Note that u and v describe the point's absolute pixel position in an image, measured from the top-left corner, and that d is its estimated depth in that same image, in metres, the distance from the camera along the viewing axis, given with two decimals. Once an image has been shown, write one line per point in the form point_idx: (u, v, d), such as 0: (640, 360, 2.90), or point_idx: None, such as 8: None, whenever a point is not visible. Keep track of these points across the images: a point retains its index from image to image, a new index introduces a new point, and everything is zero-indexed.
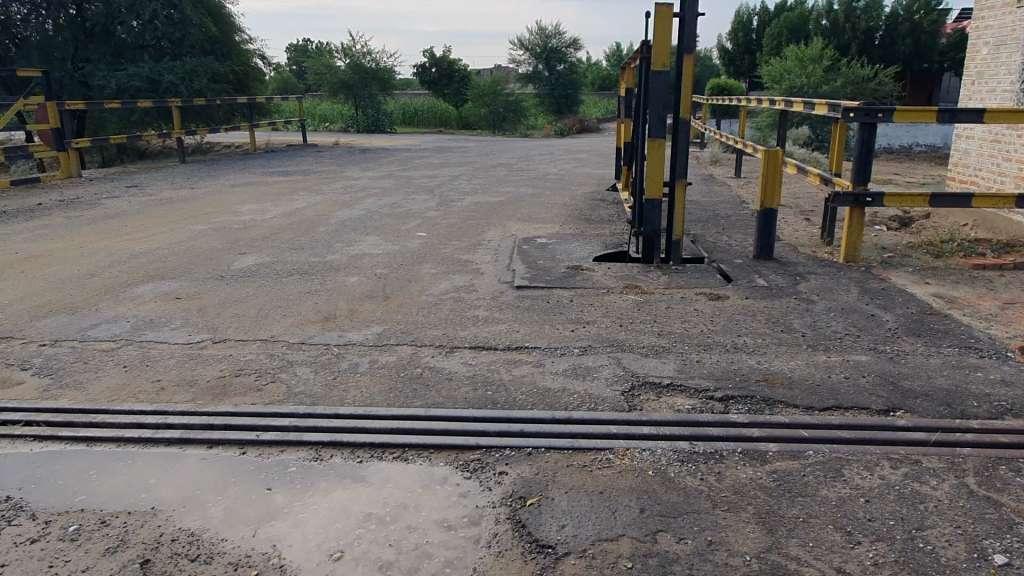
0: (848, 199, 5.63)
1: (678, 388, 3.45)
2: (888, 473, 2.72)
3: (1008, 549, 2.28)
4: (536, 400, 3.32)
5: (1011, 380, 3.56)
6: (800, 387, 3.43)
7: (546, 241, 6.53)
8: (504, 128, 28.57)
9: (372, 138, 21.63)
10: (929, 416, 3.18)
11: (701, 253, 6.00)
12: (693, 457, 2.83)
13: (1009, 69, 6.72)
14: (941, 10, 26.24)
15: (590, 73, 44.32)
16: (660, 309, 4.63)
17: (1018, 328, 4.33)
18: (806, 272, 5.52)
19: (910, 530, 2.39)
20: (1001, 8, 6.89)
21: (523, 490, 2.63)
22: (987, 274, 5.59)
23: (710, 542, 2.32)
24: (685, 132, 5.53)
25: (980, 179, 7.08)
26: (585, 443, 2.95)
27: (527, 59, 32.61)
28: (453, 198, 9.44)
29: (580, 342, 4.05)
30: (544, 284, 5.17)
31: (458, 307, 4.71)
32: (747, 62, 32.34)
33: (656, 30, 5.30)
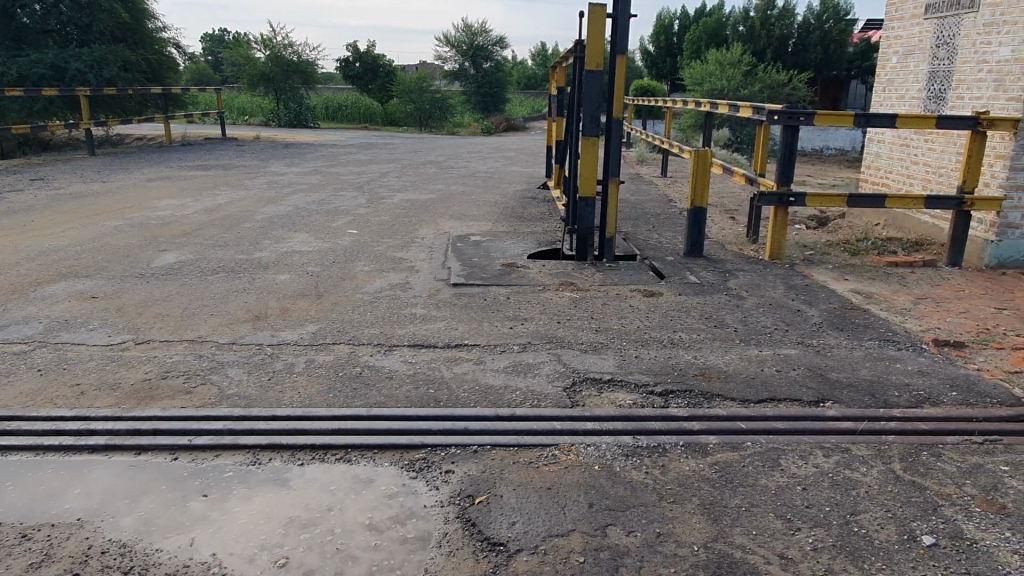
0: (772, 199, 5.84)
1: (619, 383, 3.49)
2: (822, 461, 2.83)
3: (934, 531, 2.41)
4: (479, 397, 3.30)
5: (926, 371, 3.76)
6: (735, 381, 3.53)
7: (480, 238, 6.51)
8: (430, 126, 28.38)
9: (294, 134, 21.02)
10: (855, 406, 3.32)
11: (633, 251, 6.08)
12: (637, 452, 2.87)
13: (917, 77, 7.09)
14: (849, 21, 27.54)
15: (516, 71, 44.33)
16: (596, 306, 4.67)
17: (930, 322, 4.58)
18: (734, 269, 5.69)
19: (844, 515, 2.48)
20: (910, 19, 7.26)
21: (471, 489, 2.60)
22: (900, 271, 5.89)
23: (659, 534, 2.35)
24: (619, 132, 5.58)
25: (891, 180, 7.46)
26: (530, 439, 2.95)
27: (453, 57, 32.18)
28: (382, 194, 9.30)
29: (519, 340, 4.04)
30: (480, 281, 5.14)
31: (394, 305, 4.63)
32: (669, 65, 33.17)
33: (590, 30, 5.35)
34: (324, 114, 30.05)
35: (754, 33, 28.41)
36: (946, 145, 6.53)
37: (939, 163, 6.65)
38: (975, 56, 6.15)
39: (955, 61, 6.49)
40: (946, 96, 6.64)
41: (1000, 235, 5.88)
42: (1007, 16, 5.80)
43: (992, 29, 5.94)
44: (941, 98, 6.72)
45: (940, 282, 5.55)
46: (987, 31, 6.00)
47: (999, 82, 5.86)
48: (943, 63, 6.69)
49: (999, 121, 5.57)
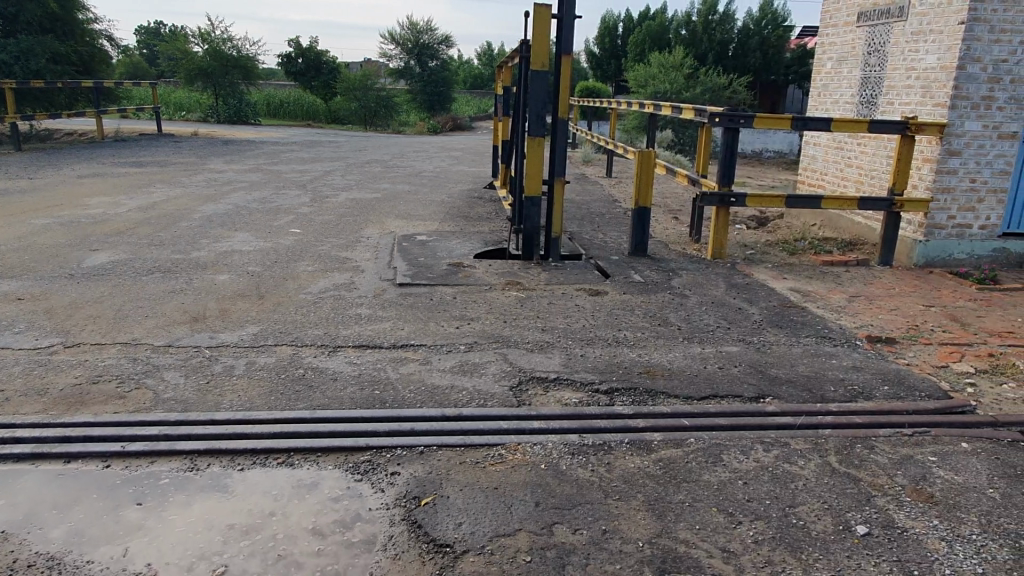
0: (714, 199, 5.96)
1: (564, 382, 3.51)
2: (762, 455, 2.90)
3: (867, 520, 2.49)
4: (425, 397, 3.27)
5: (860, 367, 3.89)
6: (678, 378, 3.59)
7: (427, 238, 6.46)
8: (375, 124, 28.10)
9: (234, 130, 20.52)
10: (794, 401, 3.42)
11: (578, 250, 6.13)
12: (583, 450, 2.89)
13: (850, 82, 7.33)
14: (786, 27, 28.30)
15: (462, 69, 44.16)
16: (542, 305, 4.69)
17: (864, 319, 4.75)
18: (677, 268, 5.79)
19: (784, 508, 2.55)
20: (843, 26, 7.50)
21: (416, 490, 2.58)
22: (835, 269, 6.09)
23: (605, 531, 2.37)
24: (564, 132, 5.61)
25: (827, 182, 7.70)
26: (477, 439, 2.93)
27: (398, 55, 31.91)
28: (326, 193, 9.16)
29: (465, 339, 4.03)
30: (426, 281, 5.10)
31: (339, 305, 4.56)
32: (614, 67, 33.57)
33: (536, 30, 5.36)
34: (266, 110, 29.44)
35: (696, 37, 28.93)
36: (878, 149, 6.77)
37: (871, 166, 6.88)
38: (904, 63, 6.39)
39: (885, 68, 6.73)
40: (877, 101, 6.88)
41: (927, 235, 6.13)
42: (933, 25, 6.05)
43: (919, 37, 6.19)
44: (872, 103, 6.96)
45: (872, 281, 5.75)
46: (915, 39, 6.23)
47: (926, 89, 6.10)
48: (875, 69, 6.93)
49: (927, 126, 5.82)
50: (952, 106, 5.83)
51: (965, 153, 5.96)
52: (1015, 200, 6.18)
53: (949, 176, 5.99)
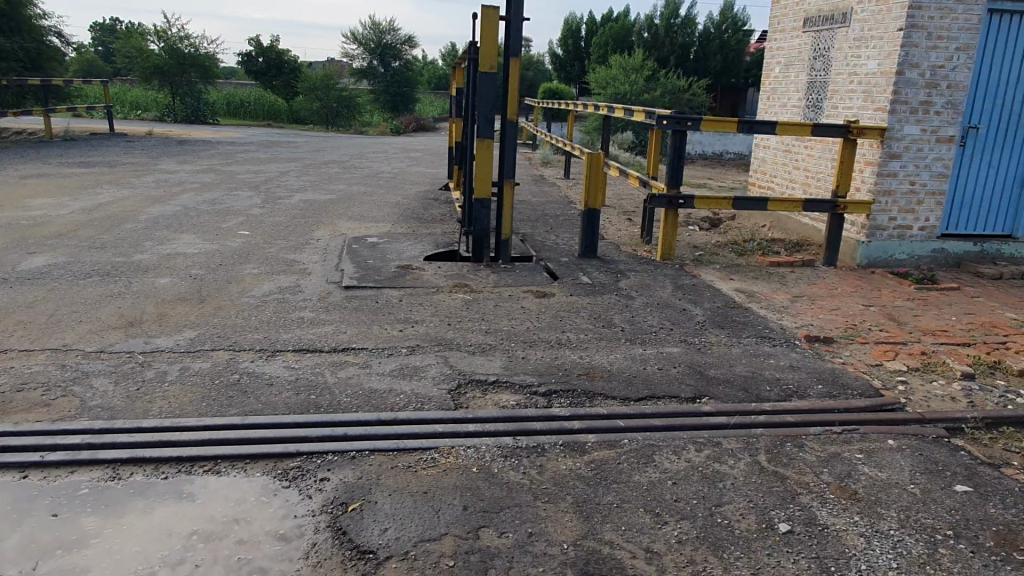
0: (663, 201, 6.01)
1: (503, 384, 3.51)
2: (693, 455, 2.94)
3: (790, 518, 2.53)
4: (362, 402, 3.25)
5: (796, 366, 3.97)
6: (617, 380, 3.61)
7: (377, 240, 6.42)
8: (337, 124, 27.84)
9: (191, 130, 20.13)
10: (729, 401, 3.47)
11: (529, 252, 6.14)
12: (516, 452, 2.90)
13: (797, 87, 7.46)
14: (745, 31, 28.66)
15: (426, 70, 43.87)
16: (488, 307, 4.69)
17: (804, 319, 4.83)
18: (626, 270, 5.83)
19: (710, 507, 2.58)
20: (790, 32, 7.64)
21: (345, 496, 2.56)
22: (781, 270, 6.20)
23: (530, 534, 2.38)
24: (513, 134, 5.60)
25: (776, 184, 7.82)
26: (410, 443, 2.92)
27: (360, 55, 31.68)
28: (279, 194, 9.03)
29: (407, 342, 4.01)
30: (373, 284, 5.07)
31: (282, 309, 4.51)
32: (577, 69, 33.75)
33: (483, 32, 5.35)
34: (225, 110, 28.97)
35: (658, 40, 29.10)
36: (823, 152, 6.91)
37: (817, 169, 7.02)
38: (847, 68, 6.53)
39: (830, 73, 6.87)
40: (822, 105, 7.02)
41: (869, 236, 6.28)
42: (874, 32, 6.19)
43: (861, 44, 6.33)
44: (818, 107, 7.09)
45: (816, 281, 5.86)
46: (858, 45, 6.38)
47: (868, 93, 6.24)
48: (820, 74, 7.07)
49: (868, 130, 5.97)
50: (891, 110, 5.99)
51: (904, 156, 6.11)
52: (952, 202, 6.36)
53: (890, 179, 6.14)
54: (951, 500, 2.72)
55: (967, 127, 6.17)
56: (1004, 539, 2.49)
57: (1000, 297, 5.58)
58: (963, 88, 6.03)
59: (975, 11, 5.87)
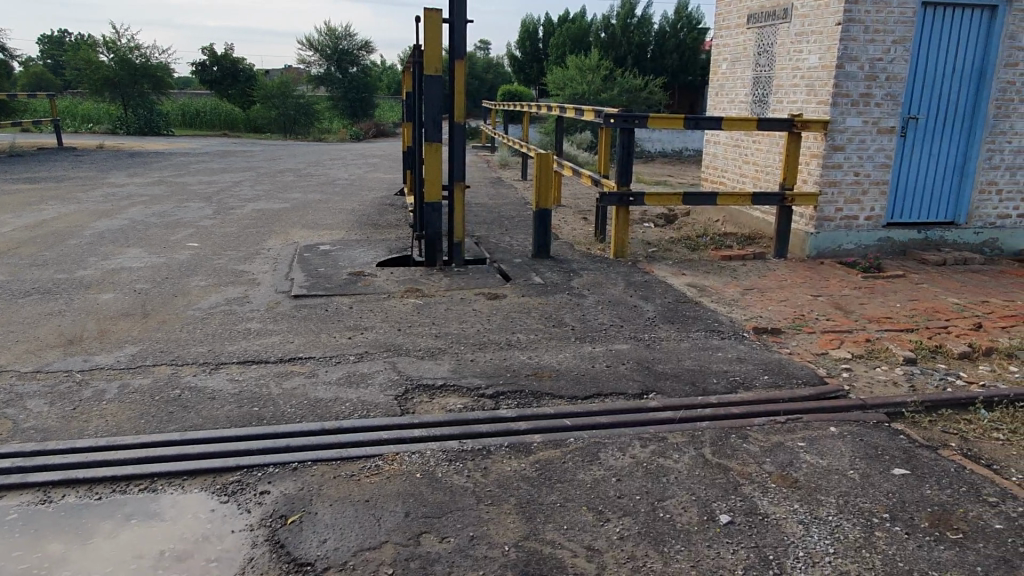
0: (614, 199, 6.04)
1: (451, 388, 3.50)
2: (638, 451, 2.95)
3: (732, 509, 2.56)
4: (306, 411, 3.21)
5: (744, 358, 4.02)
6: (565, 379, 3.62)
7: (329, 247, 6.36)
8: (296, 132, 27.54)
9: (143, 142, 19.70)
10: (675, 396, 3.49)
11: (483, 254, 6.13)
12: (460, 456, 2.88)
13: (744, 82, 7.57)
14: (701, 30, 29.05)
15: (385, 74, 43.66)
16: (439, 311, 4.67)
17: (753, 311, 4.90)
18: (579, 268, 5.86)
19: (652, 502, 2.59)
20: (735, 28, 7.75)
21: (284, 508, 2.52)
22: (732, 264, 6.27)
23: (472, 537, 2.37)
24: (461, 136, 5.59)
25: (727, 179, 7.92)
26: (354, 451, 2.89)
27: (317, 61, 31.36)
28: (232, 204, 8.90)
29: (356, 349, 3.97)
30: (323, 292, 5.01)
31: (228, 320, 4.44)
32: (536, 70, 33.84)
33: (426, 35, 5.32)
34: (180, 120, 28.50)
35: (615, 39, 29.32)
36: (770, 146, 7.02)
37: (765, 163, 7.13)
38: (790, 63, 6.64)
39: (773, 68, 6.98)
40: (768, 100, 7.13)
41: (818, 227, 6.39)
42: (814, 26, 6.30)
43: (802, 39, 6.45)
44: (764, 102, 7.20)
45: (767, 274, 5.94)
46: (799, 40, 6.50)
47: (810, 87, 6.36)
48: (764, 70, 7.18)
49: (811, 123, 6.09)
50: (833, 103, 6.10)
51: (848, 148, 6.23)
52: (895, 191, 6.50)
53: (835, 170, 6.26)
54: (889, 484, 2.77)
55: (907, 117, 6.31)
56: (938, 519, 2.54)
57: (942, 283, 5.72)
58: (901, 80, 6.16)
59: (909, 5, 6.01)
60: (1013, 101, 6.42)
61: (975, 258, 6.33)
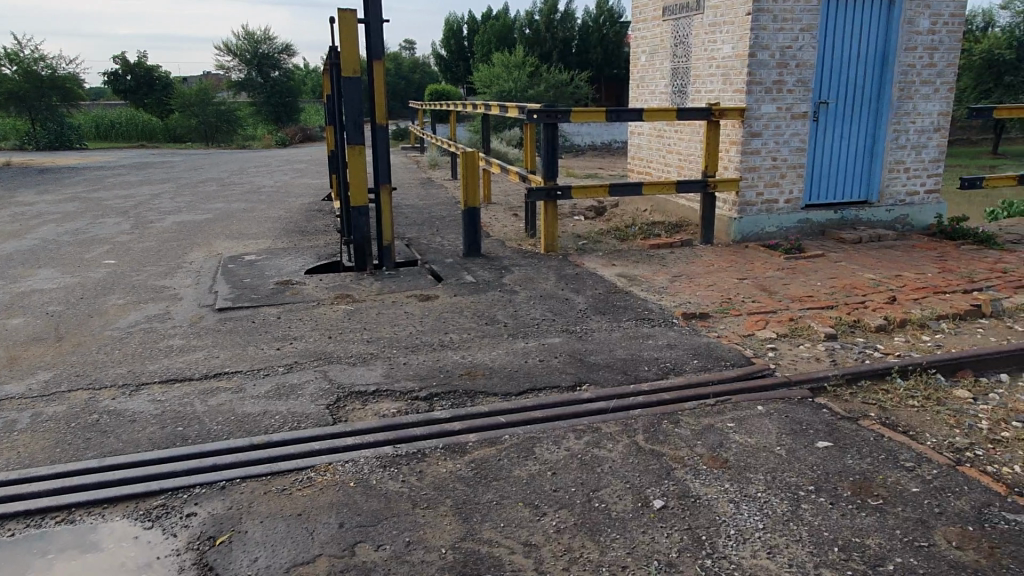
0: (542, 193, 6.06)
1: (384, 393, 3.45)
2: (573, 443, 2.97)
3: (665, 493, 2.60)
4: (233, 427, 3.11)
5: (674, 344, 4.10)
6: (499, 376, 3.62)
7: (255, 258, 6.19)
8: (218, 141, 26.73)
9: (54, 157, 18.80)
10: (607, 385, 3.53)
11: (414, 256, 6.08)
12: (395, 461, 2.85)
13: (663, 73, 7.72)
14: (623, 24, 29.46)
15: (307, 78, 42.79)
16: (370, 316, 4.60)
17: (682, 297, 5.00)
18: (510, 265, 5.87)
19: (588, 493, 2.61)
20: (652, 21, 7.88)
21: (213, 529, 2.44)
22: (661, 252, 6.39)
23: (408, 543, 2.34)
24: (384, 138, 5.51)
25: (652, 169, 8.05)
26: (284, 465, 2.82)
27: (237, 66, 30.44)
28: (151, 218, 8.57)
29: (285, 360, 3.87)
30: (248, 303, 4.88)
31: (150, 338, 4.27)
32: (463, 68, 33.73)
33: (343, 36, 5.23)
34: (94, 132, 27.32)
35: (539, 36, 29.51)
36: (691, 134, 7.17)
37: (687, 151, 7.28)
38: (705, 53, 6.79)
39: (690, 59, 7.14)
40: (686, 90, 7.29)
41: (740, 212, 6.57)
42: (726, 17, 6.47)
43: (716, 29, 6.62)
44: (683, 92, 7.35)
45: (694, 260, 6.08)
46: (713, 31, 6.66)
47: (726, 76, 6.52)
48: (682, 60, 7.32)
49: (728, 112, 6.24)
50: (748, 91, 6.27)
51: (764, 134, 6.42)
52: (811, 174, 6.73)
53: (754, 156, 6.44)
54: (814, 457, 2.87)
55: (818, 103, 6.54)
56: (860, 487, 2.64)
57: (859, 259, 5.96)
58: (810, 67, 6.39)
59: None
60: (915, 82, 6.71)
61: (888, 235, 6.61)
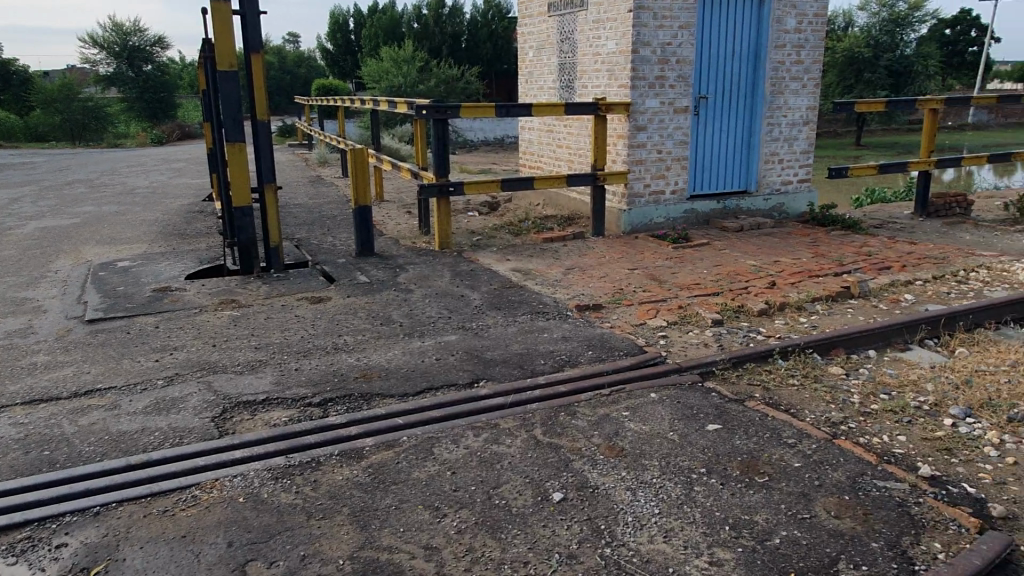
0: (434, 190, 5.99)
1: (274, 402, 3.30)
2: (472, 441, 2.94)
3: (564, 486, 2.62)
4: (109, 448, 2.90)
5: (568, 336, 4.15)
6: (395, 377, 3.55)
7: (129, 264, 5.81)
8: (86, 139, 24.96)
9: None
10: (505, 380, 3.53)
11: (303, 257, 5.88)
12: (287, 472, 2.73)
13: (550, 69, 7.81)
14: (511, 19, 29.65)
15: (184, 72, 40.55)
16: (257, 322, 4.40)
17: (576, 290, 5.08)
18: (404, 263, 5.77)
19: (488, 490, 2.60)
20: (538, 17, 7.96)
21: (87, 560, 2.25)
22: (555, 245, 6.46)
23: (303, 557, 2.25)
24: (266, 135, 5.28)
25: (543, 164, 8.14)
26: (166, 484, 2.65)
27: (104, 60, 28.51)
28: (10, 224, 7.88)
29: (165, 373, 3.65)
30: (123, 313, 4.57)
31: (9, 356, 3.92)
32: (350, 63, 32.97)
33: (217, 28, 4.97)
34: None
35: (428, 30, 29.19)
36: (580, 129, 7.29)
37: (577, 146, 7.40)
38: (590, 49, 6.92)
39: (575, 55, 7.25)
40: (573, 85, 7.40)
41: (629, 204, 6.74)
42: (609, 14, 6.61)
43: (599, 26, 6.75)
44: (570, 87, 7.46)
45: (586, 252, 6.19)
46: (597, 27, 6.80)
47: (611, 72, 6.67)
48: (568, 56, 7.42)
49: (615, 106, 6.38)
50: (632, 86, 6.44)
51: (649, 128, 6.61)
52: (694, 166, 6.99)
53: (640, 149, 6.62)
54: (704, 440, 2.97)
55: (698, 97, 6.79)
56: (747, 466, 2.76)
57: (740, 247, 6.24)
58: (689, 63, 6.62)
59: None
60: (785, 78, 7.07)
61: (766, 223, 6.97)
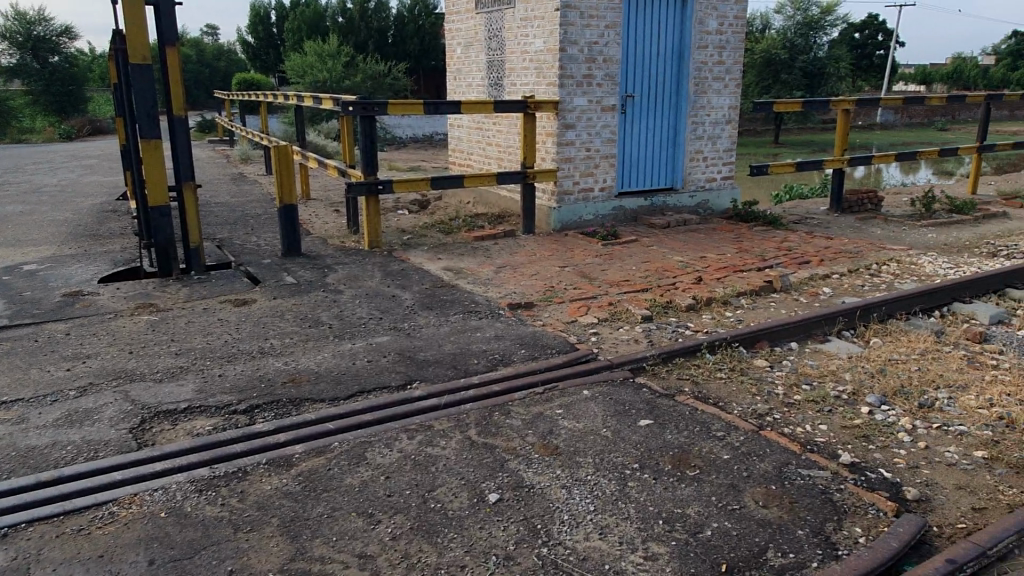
0: (363, 188, 5.87)
1: (197, 410, 3.17)
2: (405, 444, 2.90)
3: (500, 486, 2.61)
4: (16, 465, 2.72)
5: (501, 335, 4.14)
6: (324, 381, 3.46)
7: (36, 267, 5.48)
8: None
9: None
10: (438, 381, 3.49)
11: (226, 258, 5.68)
12: (212, 484, 2.62)
13: (478, 66, 7.78)
14: (438, 16, 29.44)
15: (94, 64, 38.61)
16: (178, 327, 4.22)
17: (508, 288, 5.07)
18: (333, 263, 5.64)
19: (423, 494, 2.56)
20: (465, 14, 7.92)
21: None
22: (486, 243, 6.44)
23: (231, 572, 2.16)
24: (184, 131, 5.07)
25: (473, 162, 8.11)
26: (81, 501, 2.50)
27: (6, 50, 26.84)
28: None
29: (77, 383, 3.45)
30: (29, 320, 4.30)
31: None
32: (273, 57, 32.09)
33: (128, 19, 4.74)
34: None
35: (354, 24, 28.68)
36: (509, 127, 7.29)
37: (506, 143, 7.40)
38: (518, 47, 6.93)
39: (503, 52, 7.25)
40: (501, 83, 7.40)
41: (559, 201, 6.78)
42: (536, 12, 6.63)
43: (527, 24, 6.77)
44: (498, 85, 7.45)
45: (518, 250, 6.19)
46: (524, 25, 6.81)
47: (539, 70, 6.69)
48: (496, 53, 7.41)
49: (543, 104, 6.41)
50: (561, 84, 6.48)
51: (578, 126, 6.67)
52: (622, 164, 7.09)
53: (569, 147, 6.67)
54: (637, 435, 3.01)
55: (625, 96, 6.89)
56: (679, 460, 2.81)
57: (668, 243, 6.37)
58: (616, 62, 6.71)
59: None
60: (708, 78, 7.25)
61: (691, 220, 7.13)
